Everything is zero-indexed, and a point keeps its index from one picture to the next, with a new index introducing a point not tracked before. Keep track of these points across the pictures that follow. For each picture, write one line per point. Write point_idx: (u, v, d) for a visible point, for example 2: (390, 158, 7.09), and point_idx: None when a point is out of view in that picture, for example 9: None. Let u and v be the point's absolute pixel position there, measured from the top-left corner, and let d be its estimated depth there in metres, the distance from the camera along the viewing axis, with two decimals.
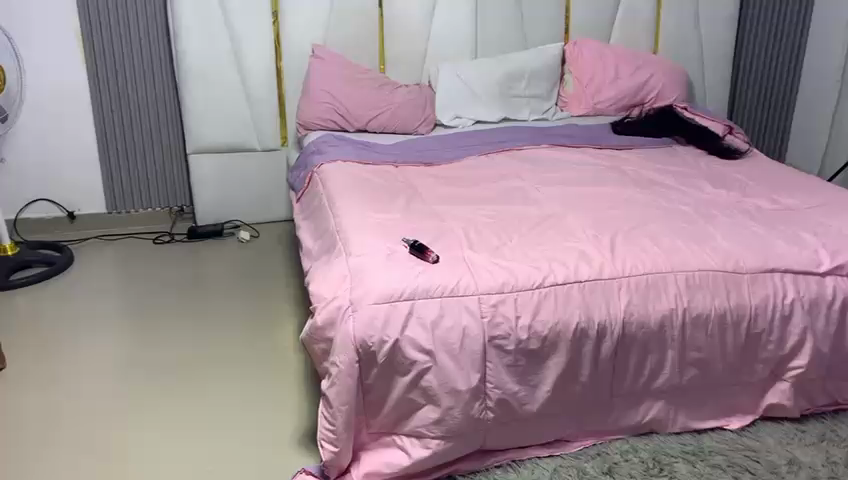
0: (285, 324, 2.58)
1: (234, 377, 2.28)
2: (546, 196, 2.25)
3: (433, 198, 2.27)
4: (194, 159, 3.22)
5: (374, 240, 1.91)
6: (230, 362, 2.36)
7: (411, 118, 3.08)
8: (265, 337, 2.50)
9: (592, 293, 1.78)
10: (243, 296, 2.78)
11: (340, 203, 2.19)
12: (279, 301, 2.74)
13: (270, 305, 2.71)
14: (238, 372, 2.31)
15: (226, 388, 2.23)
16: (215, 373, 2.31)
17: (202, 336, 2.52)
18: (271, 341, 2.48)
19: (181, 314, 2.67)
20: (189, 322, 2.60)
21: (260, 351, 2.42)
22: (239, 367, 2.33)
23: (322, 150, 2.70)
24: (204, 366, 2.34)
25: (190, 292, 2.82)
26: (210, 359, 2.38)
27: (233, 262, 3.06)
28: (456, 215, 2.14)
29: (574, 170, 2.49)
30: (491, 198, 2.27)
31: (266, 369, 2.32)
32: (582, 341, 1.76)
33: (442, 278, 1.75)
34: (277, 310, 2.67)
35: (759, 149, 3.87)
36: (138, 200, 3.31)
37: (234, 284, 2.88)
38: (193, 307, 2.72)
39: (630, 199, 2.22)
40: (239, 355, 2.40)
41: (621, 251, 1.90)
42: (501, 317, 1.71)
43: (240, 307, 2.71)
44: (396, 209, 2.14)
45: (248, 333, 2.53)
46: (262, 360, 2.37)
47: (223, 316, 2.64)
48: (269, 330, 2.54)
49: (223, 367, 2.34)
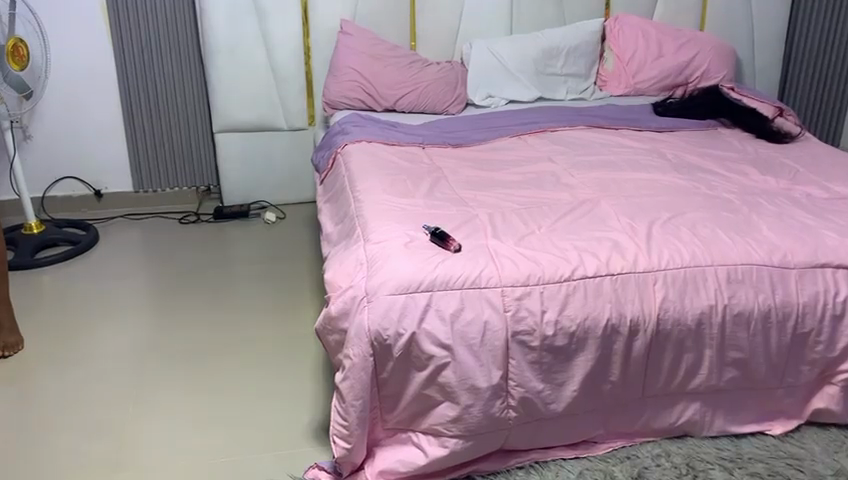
0: (305, 311, 2.50)
1: (250, 365, 2.21)
2: (579, 181, 2.13)
3: (459, 182, 2.17)
4: (220, 137, 3.16)
5: (394, 227, 1.81)
6: (246, 349, 2.29)
7: (442, 96, 2.96)
8: (283, 324, 2.43)
9: (624, 287, 1.66)
10: (263, 281, 2.71)
11: (361, 187, 2.10)
12: (299, 287, 2.66)
13: (290, 291, 2.63)
14: (254, 360, 2.23)
15: (242, 376, 2.16)
16: (231, 359, 2.24)
17: (219, 321, 2.45)
18: (289, 328, 2.40)
19: (200, 298, 2.61)
20: (207, 308, 2.54)
21: (279, 339, 2.35)
22: (256, 355, 2.26)
23: (347, 130, 2.62)
24: (219, 352, 2.28)
25: (209, 277, 2.76)
26: (226, 345, 2.31)
27: (256, 246, 3.00)
28: (482, 201, 2.03)
29: (611, 154, 2.35)
30: (520, 182, 2.16)
31: (284, 357, 2.24)
32: (612, 338, 1.65)
33: (463, 268, 1.65)
34: (297, 296, 2.60)
35: (813, 134, 3.65)
36: (164, 179, 3.27)
37: (255, 269, 2.81)
38: (211, 291, 2.66)
39: (669, 185, 2.09)
40: (256, 343, 2.32)
41: (658, 241, 1.77)
42: (525, 311, 1.61)
43: (259, 292, 2.64)
44: (420, 194, 2.04)
45: (267, 319, 2.46)
46: (279, 349, 2.29)
47: (242, 302, 2.57)
48: (287, 316, 2.48)
49: (238, 354, 2.27)
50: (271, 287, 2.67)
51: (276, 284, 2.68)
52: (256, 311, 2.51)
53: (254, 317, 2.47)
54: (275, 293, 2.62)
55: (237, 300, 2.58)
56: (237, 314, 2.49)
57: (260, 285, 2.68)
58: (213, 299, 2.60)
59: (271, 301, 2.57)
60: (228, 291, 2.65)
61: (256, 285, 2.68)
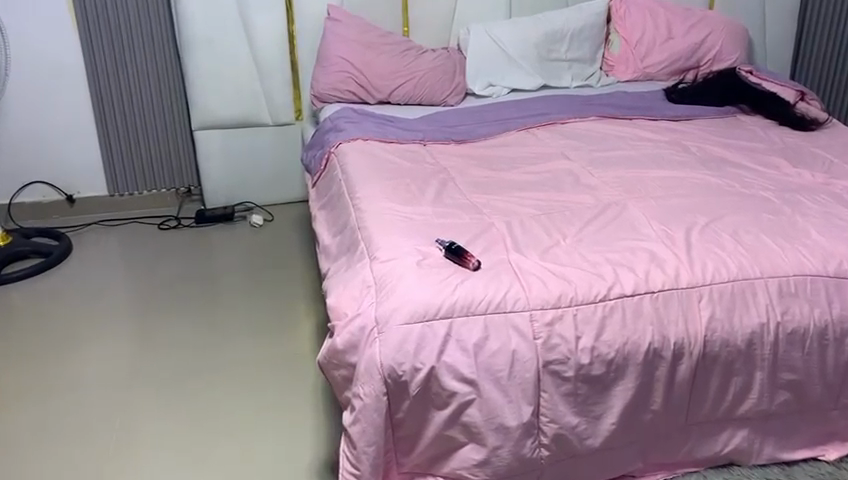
0: (301, 328, 2.29)
1: (245, 395, 2.01)
2: (601, 181, 1.93)
3: (468, 185, 1.97)
4: (200, 135, 2.93)
5: (402, 242, 1.61)
6: (239, 376, 2.08)
7: (439, 87, 2.74)
8: (277, 345, 2.22)
9: (666, 306, 1.48)
10: (253, 295, 2.49)
11: (361, 193, 1.89)
12: (293, 300, 2.45)
13: (283, 306, 2.42)
14: (248, 389, 2.03)
15: (237, 409, 1.95)
16: (222, 389, 2.03)
17: (207, 344, 2.24)
18: (284, 349, 2.20)
19: (185, 316, 2.39)
20: (192, 328, 2.33)
21: (274, 363, 2.14)
22: (250, 382, 2.05)
23: (339, 127, 2.40)
24: (209, 380, 2.07)
25: (194, 291, 2.54)
26: (217, 372, 2.10)
27: (242, 253, 2.79)
28: (496, 207, 1.83)
29: (630, 147, 2.16)
30: (535, 183, 1.96)
31: (280, 386, 2.04)
32: (654, 365, 1.47)
33: (485, 290, 1.45)
34: (291, 312, 2.39)
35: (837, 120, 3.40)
36: (141, 180, 3.04)
37: (243, 281, 2.59)
38: (197, 308, 2.44)
39: (701, 183, 1.89)
40: (249, 368, 2.12)
41: (699, 251, 1.58)
42: (558, 338, 1.42)
43: (250, 308, 2.42)
44: (427, 201, 1.83)
45: (260, 339, 2.25)
46: (275, 375, 2.08)
47: (232, 320, 2.36)
48: (281, 333, 2.28)
49: (230, 382, 2.06)
50: (262, 301, 2.46)
51: (267, 299, 2.47)
52: (247, 330, 2.30)
53: (245, 338, 2.26)
54: (266, 309, 2.41)
55: (225, 318, 2.37)
56: (225, 334, 2.28)
57: (249, 301, 2.46)
58: (199, 317, 2.38)
59: (263, 317, 2.36)
60: (216, 308, 2.43)
61: (245, 300, 2.47)
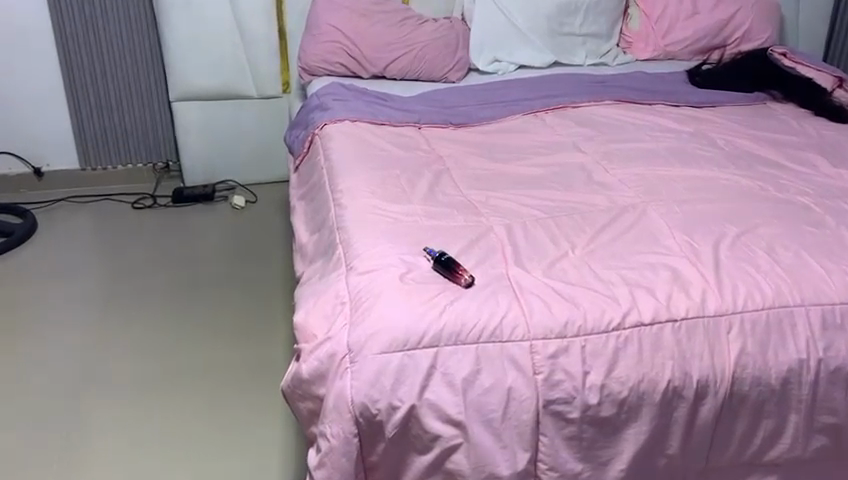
0: (274, 332, 2.15)
1: (209, 411, 1.88)
2: (617, 180, 1.70)
3: (466, 179, 1.74)
4: (178, 106, 2.69)
5: (384, 248, 1.39)
6: (204, 387, 1.95)
7: (440, 61, 2.49)
8: (247, 351, 2.08)
9: (690, 337, 1.26)
10: (226, 287, 2.33)
11: (343, 186, 1.66)
12: (268, 296, 2.29)
13: (257, 302, 2.26)
14: (213, 405, 1.89)
15: (201, 428, 1.83)
16: (185, 403, 1.90)
17: (171, 345, 2.09)
18: (254, 356, 2.06)
19: (151, 309, 2.23)
20: (157, 324, 2.17)
21: (243, 373, 2.00)
22: (216, 396, 1.92)
23: (326, 104, 2.16)
24: (172, 391, 1.93)
25: (163, 278, 2.37)
26: (182, 381, 1.97)
27: (219, 237, 2.58)
28: (496, 207, 1.60)
29: (650, 138, 1.92)
30: (541, 179, 1.74)
31: (247, 401, 1.91)
32: (673, 405, 1.25)
33: (477, 314, 1.23)
34: (264, 310, 2.23)
35: None
36: (114, 154, 2.80)
37: (216, 268, 2.42)
38: (165, 298, 2.28)
39: (731, 186, 1.67)
40: (215, 378, 1.98)
41: (729, 270, 1.36)
42: (562, 373, 1.21)
43: (221, 302, 2.27)
44: (417, 198, 1.61)
45: (229, 343, 2.10)
46: (242, 388, 1.95)
47: (201, 315, 2.21)
48: (252, 336, 2.14)
49: (195, 395, 1.92)
50: (235, 295, 2.30)
51: (240, 292, 2.31)
52: (217, 331, 2.15)
53: (213, 341, 2.11)
54: (238, 306, 2.25)
55: (194, 314, 2.21)
56: (193, 333, 2.14)
57: (220, 294, 2.30)
58: (165, 312, 2.22)
59: (234, 315, 2.21)
60: (184, 300, 2.27)
61: (216, 293, 2.31)
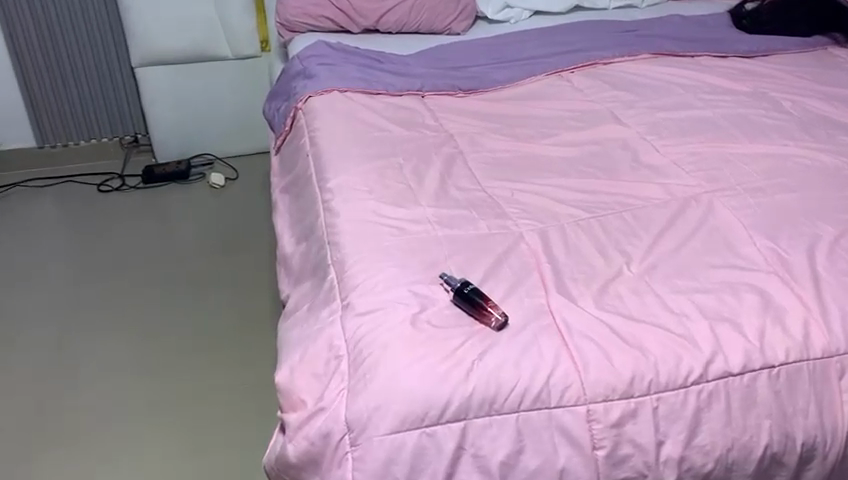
0: (261, 342, 1.81)
1: (184, 446, 1.55)
2: (671, 162, 1.38)
3: (485, 167, 1.42)
4: (143, 73, 2.34)
5: (388, 274, 1.08)
6: (179, 415, 1.62)
7: (442, 10, 2.12)
8: (229, 367, 1.75)
9: (792, 388, 0.97)
10: (205, 286, 1.99)
11: (333, 182, 1.35)
12: (253, 296, 1.95)
13: (241, 305, 1.93)
14: (189, 438, 1.57)
15: (174, 469, 1.51)
16: (156, 435, 1.58)
17: (141, 361, 1.76)
18: (238, 374, 1.73)
19: (118, 315, 1.90)
20: (125, 334, 1.84)
21: (223, 396, 1.67)
22: (192, 427, 1.60)
23: (310, 70, 1.81)
24: (141, 420, 1.61)
25: (133, 275, 2.04)
26: (153, 407, 1.64)
27: (195, 223, 2.24)
28: (525, 205, 1.29)
29: (703, 103, 1.59)
30: (574, 163, 1.42)
31: (229, 433, 1.58)
32: (770, 475, 0.97)
33: (516, 371, 0.94)
34: (249, 315, 1.90)
35: None
36: (75, 127, 2.46)
37: (194, 261, 2.08)
38: (135, 302, 1.94)
39: (813, 166, 1.35)
40: (193, 403, 1.65)
41: (835, 291, 1.06)
42: (629, 445, 0.93)
43: (200, 306, 1.93)
44: (426, 197, 1.29)
45: (208, 357, 1.77)
46: (223, 417, 1.62)
47: (176, 325, 1.87)
48: (236, 350, 1.79)
49: (167, 425, 1.60)
50: (215, 296, 1.96)
51: (221, 292, 1.98)
52: (195, 341, 1.82)
53: (189, 354, 1.78)
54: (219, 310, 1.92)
55: (168, 321, 1.88)
56: (166, 348, 1.80)
57: (199, 295, 1.96)
58: (135, 318, 1.89)
59: (214, 322, 1.88)
60: (157, 304, 1.94)
61: (194, 293, 1.97)
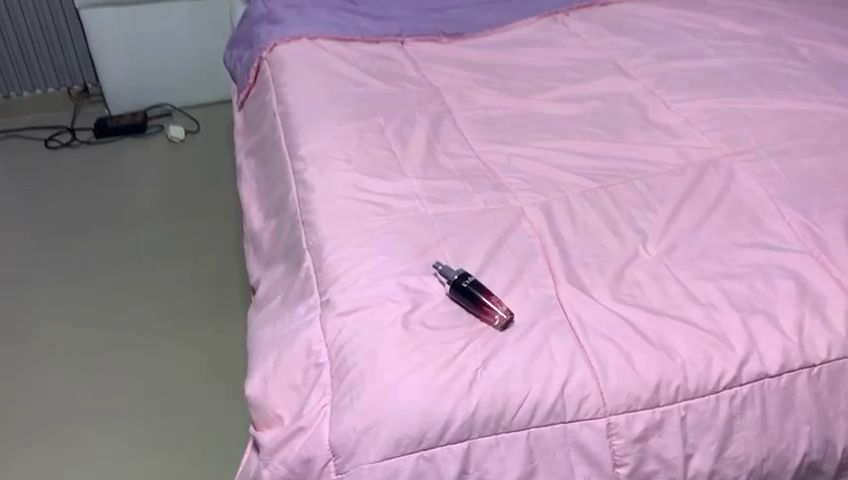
0: (228, 317, 1.64)
1: (144, 440, 1.40)
2: (684, 120, 1.24)
3: (476, 127, 1.26)
4: (88, 15, 2.10)
5: (373, 263, 0.94)
6: (138, 404, 1.47)
7: None
8: (193, 347, 1.58)
9: (833, 389, 0.86)
10: (165, 254, 1.81)
11: (304, 149, 1.18)
12: (219, 265, 1.78)
13: (205, 275, 1.75)
14: (150, 430, 1.42)
15: (133, 465, 1.36)
16: (113, 428, 1.43)
17: (96, 342, 1.59)
18: (202, 355, 1.56)
19: (70, 289, 1.72)
20: (77, 311, 1.67)
21: (187, 380, 1.51)
22: (153, 417, 1.44)
23: (274, 12, 1.60)
24: (97, 410, 1.46)
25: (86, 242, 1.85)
26: (111, 395, 1.49)
27: (154, 183, 2.05)
28: (525, 174, 1.15)
29: (715, 50, 1.44)
30: (575, 122, 1.27)
31: (195, 424, 1.43)
32: None
33: (525, 380, 0.81)
34: (214, 287, 1.72)
35: None
36: (16, 76, 2.23)
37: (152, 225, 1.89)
38: (88, 273, 1.76)
39: (840, 124, 1.22)
40: (153, 389, 1.49)
41: None
42: (654, 461, 0.82)
43: (159, 277, 1.75)
44: (412, 167, 1.14)
45: (170, 336, 1.60)
46: (187, 405, 1.47)
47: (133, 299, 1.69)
48: (201, 326, 1.63)
49: (126, 417, 1.45)
50: (176, 265, 1.78)
51: (183, 261, 1.79)
52: (154, 317, 1.64)
53: (149, 332, 1.61)
54: (181, 281, 1.74)
55: (125, 295, 1.70)
56: (123, 327, 1.62)
57: (159, 264, 1.78)
58: (88, 292, 1.71)
59: (176, 294, 1.70)
60: (113, 275, 1.76)
61: (153, 262, 1.79)
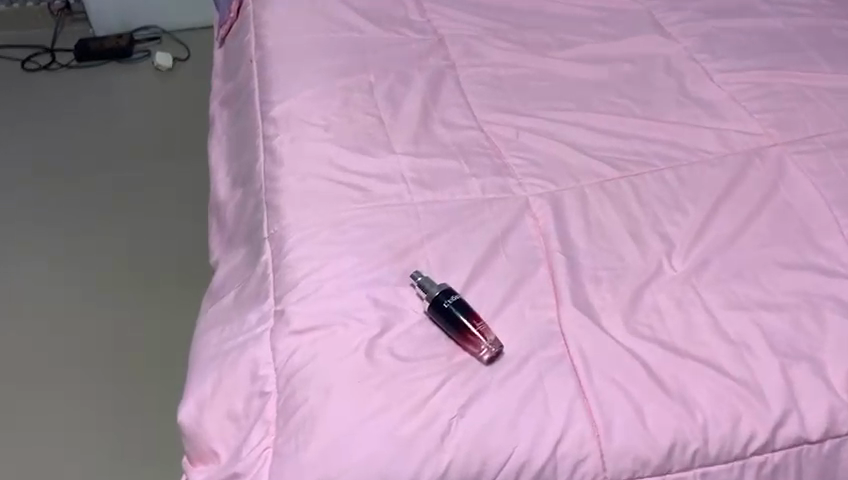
0: (193, 273, 1.40)
1: (82, 421, 1.19)
2: (727, 95, 1.04)
3: (484, 89, 1.07)
4: None
5: (341, 267, 0.78)
6: (78, 375, 1.25)
7: None
8: (150, 307, 1.35)
9: None
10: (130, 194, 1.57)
11: (277, 109, 1.00)
12: (187, 210, 1.53)
13: (172, 221, 1.51)
14: (90, 409, 1.21)
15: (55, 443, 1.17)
16: (49, 403, 1.22)
17: (42, 298, 1.38)
18: (160, 318, 1.33)
19: (20, 231, 1.51)
20: (26, 260, 1.45)
21: (139, 347, 1.29)
22: (95, 393, 1.23)
23: None
24: (33, 380, 1.25)
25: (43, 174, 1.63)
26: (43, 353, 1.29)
27: (128, 106, 1.80)
28: (534, 152, 0.96)
29: (772, 5, 1.22)
30: (600, 89, 1.08)
31: (142, 403, 1.21)
32: None
33: (510, 435, 0.66)
34: (181, 235, 1.48)
35: None
36: None
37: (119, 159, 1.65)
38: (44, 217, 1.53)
39: None
40: (100, 359, 1.27)
41: None
42: None
43: (121, 221, 1.51)
44: (401, 140, 0.96)
45: (126, 293, 1.37)
46: (136, 378, 1.25)
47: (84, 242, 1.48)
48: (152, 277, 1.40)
49: (63, 386, 1.24)
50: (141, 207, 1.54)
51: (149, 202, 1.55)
52: (111, 268, 1.41)
53: (101, 287, 1.39)
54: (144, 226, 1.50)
55: (81, 242, 1.48)
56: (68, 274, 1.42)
57: (122, 207, 1.54)
58: (41, 237, 1.49)
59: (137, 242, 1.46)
60: (70, 217, 1.53)
61: (116, 203, 1.55)
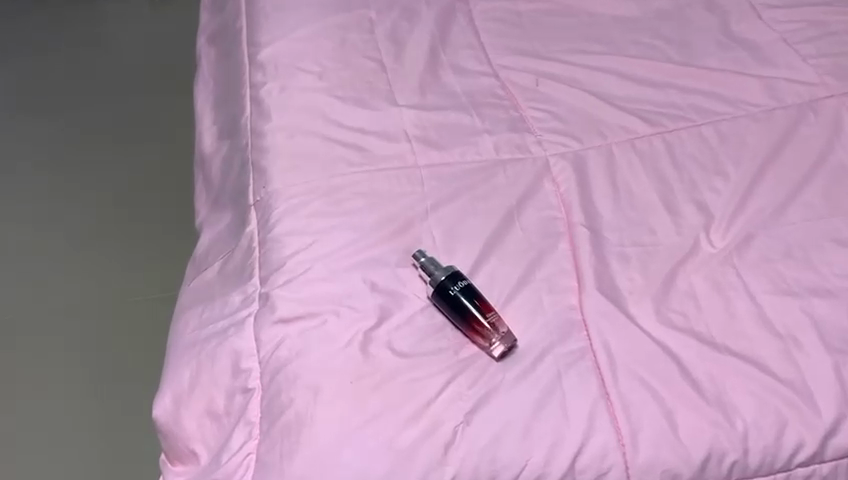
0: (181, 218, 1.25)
1: (48, 368, 1.07)
2: (777, 37, 0.92)
3: (500, 27, 0.94)
4: None
5: (335, 244, 0.69)
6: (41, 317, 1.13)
7: None
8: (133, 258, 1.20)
9: None
10: (110, 123, 1.40)
11: (265, 52, 0.88)
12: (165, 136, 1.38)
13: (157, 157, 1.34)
14: (65, 374, 1.07)
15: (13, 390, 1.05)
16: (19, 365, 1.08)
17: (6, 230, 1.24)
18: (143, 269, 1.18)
19: None
20: None
21: (120, 303, 1.14)
22: (71, 355, 1.09)
23: None
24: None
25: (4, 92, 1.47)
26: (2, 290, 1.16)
27: (106, 19, 1.62)
28: (557, 104, 0.85)
29: None
30: (632, 28, 0.95)
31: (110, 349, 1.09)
32: None
33: (524, 446, 0.58)
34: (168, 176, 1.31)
35: None
36: None
37: (96, 81, 1.49)
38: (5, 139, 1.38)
39: None
40: (72, 311, 1.14)
41: None
42: None
43: (99, 157, 1.34)
44: (404, 90, 0.85)
45: (105, 241, 1.22)
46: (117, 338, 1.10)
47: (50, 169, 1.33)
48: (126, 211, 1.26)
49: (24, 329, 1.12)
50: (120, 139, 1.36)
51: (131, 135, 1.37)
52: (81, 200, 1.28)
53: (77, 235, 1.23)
54: (126, 164, 1.33)
55: (55, 182, 1.31)
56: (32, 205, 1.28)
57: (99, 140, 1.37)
58: (9, 173, 1.33)
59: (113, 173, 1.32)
60: (40, 145, 1.37)
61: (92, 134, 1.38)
